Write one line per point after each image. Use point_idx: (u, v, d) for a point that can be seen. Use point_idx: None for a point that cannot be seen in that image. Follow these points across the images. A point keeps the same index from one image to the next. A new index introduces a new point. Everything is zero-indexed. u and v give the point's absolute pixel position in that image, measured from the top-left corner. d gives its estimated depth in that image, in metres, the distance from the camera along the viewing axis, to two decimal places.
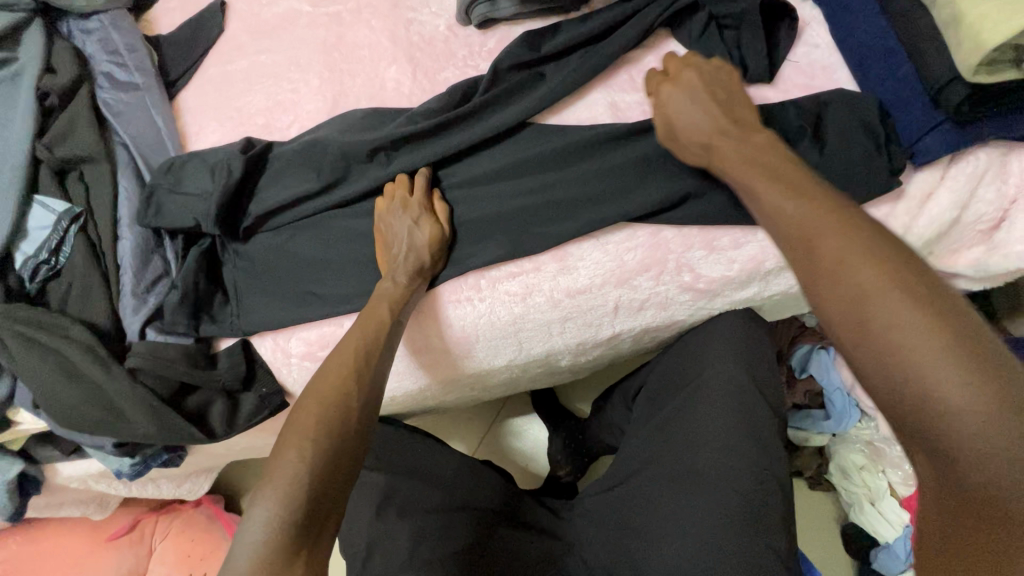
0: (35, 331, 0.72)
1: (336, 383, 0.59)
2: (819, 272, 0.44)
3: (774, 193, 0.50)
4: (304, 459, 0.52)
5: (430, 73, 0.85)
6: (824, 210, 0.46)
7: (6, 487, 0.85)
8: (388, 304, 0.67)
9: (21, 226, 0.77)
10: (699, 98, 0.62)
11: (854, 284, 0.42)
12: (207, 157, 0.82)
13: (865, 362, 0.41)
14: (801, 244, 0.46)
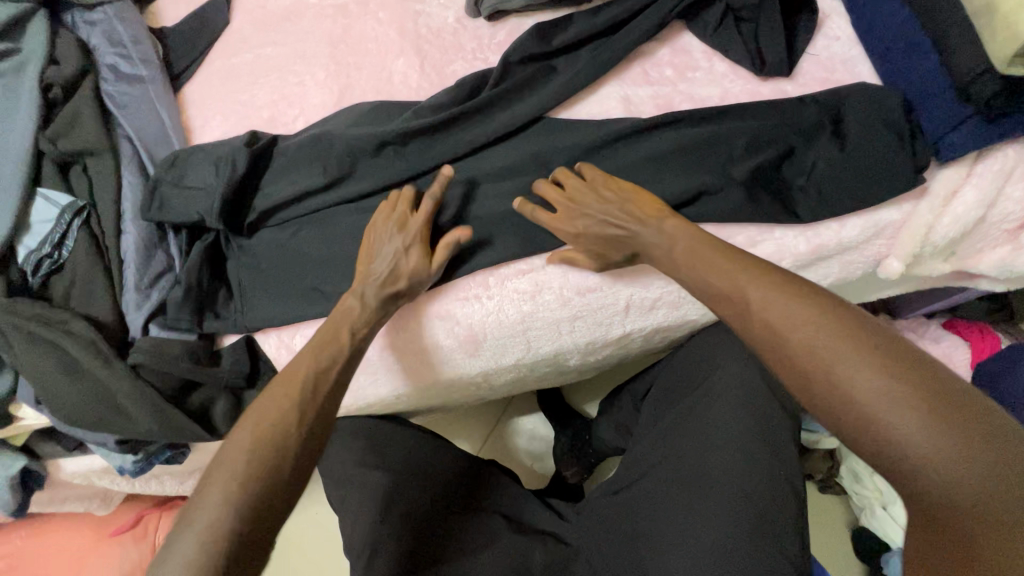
0: (37, 326, 0.71)
1: (274, 416, 0.57)
2: (746, 319, 0.51)
3: (709, 262, 0.56)
4: (226, 500, 0.51)
5: (439, 66, 0.84)
6: (736, 266, 0.55)
7: (10, 482, 0.84)
8: (350, 325, 0.64)
9: (24, 220, 0.77)
10: (603, 223, 0.63)
11: (791, 340, 0.48)
12: (210, 150, 0.80)
13: (800, 386, 0.47)
14: (738, 308, 0.53)
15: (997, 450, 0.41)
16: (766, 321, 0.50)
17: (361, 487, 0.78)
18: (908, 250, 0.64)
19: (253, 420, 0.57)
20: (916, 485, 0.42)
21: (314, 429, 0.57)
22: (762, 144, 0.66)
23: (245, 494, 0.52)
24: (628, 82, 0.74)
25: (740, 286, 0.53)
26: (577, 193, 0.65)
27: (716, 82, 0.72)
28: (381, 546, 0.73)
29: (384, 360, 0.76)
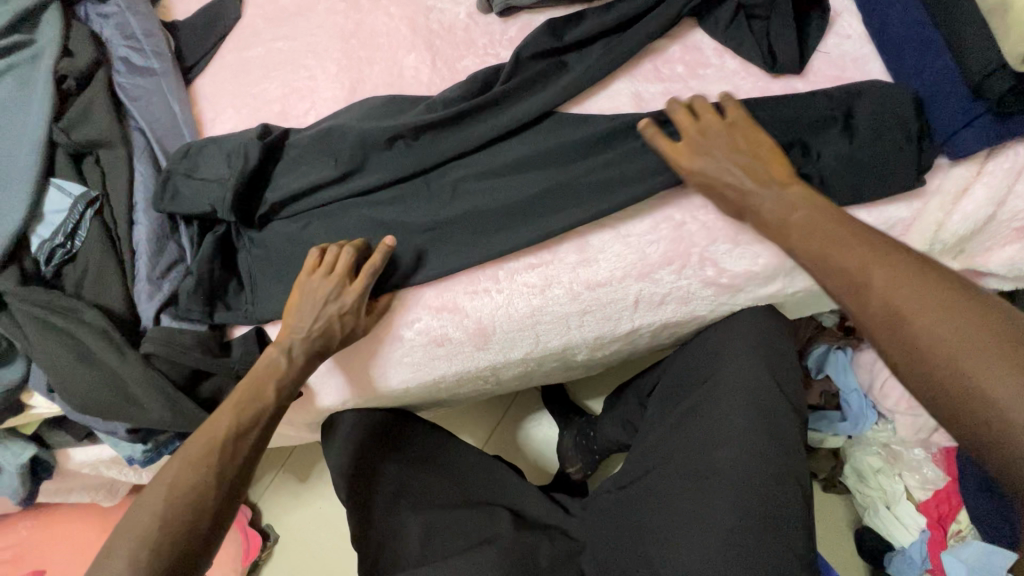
0: (50, 315, 0.71)
1: (192, 473, 0.59)
2: (864, 303, 0.50)
3: (831, 236, 0.55)
4: (139, 556, 0.55)
5: (450, 61, 0.84)
6: (865, 247, 0.53)
7: (19, 470, 0.84)
8: (276, 379, 0.67)
9: (38, 209, 0.77)
10: (725, 167, 0.62)
11: (918, 335, 0.46)
12: (224, 143, 0.81)
13: (918, 378, 0.46)
14: (859, 295, 0.51)
15: None
16: (890, 308, 0.48)
17: (367, 479, 0.79)
18: (917, 248, 0.65)
19: (166, 480, 0.59)
20: None
21: (232, 487, 0.61)
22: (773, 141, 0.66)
23: (158, 555, 0.55)
24: (639, 78, 0.75)
25: (863, 273, 0.51)
26: (711, 131, 0.64)
27: (727, 79, 0.73)
28: (388, 535, 0.76)
29: (392, 353, 0.76)
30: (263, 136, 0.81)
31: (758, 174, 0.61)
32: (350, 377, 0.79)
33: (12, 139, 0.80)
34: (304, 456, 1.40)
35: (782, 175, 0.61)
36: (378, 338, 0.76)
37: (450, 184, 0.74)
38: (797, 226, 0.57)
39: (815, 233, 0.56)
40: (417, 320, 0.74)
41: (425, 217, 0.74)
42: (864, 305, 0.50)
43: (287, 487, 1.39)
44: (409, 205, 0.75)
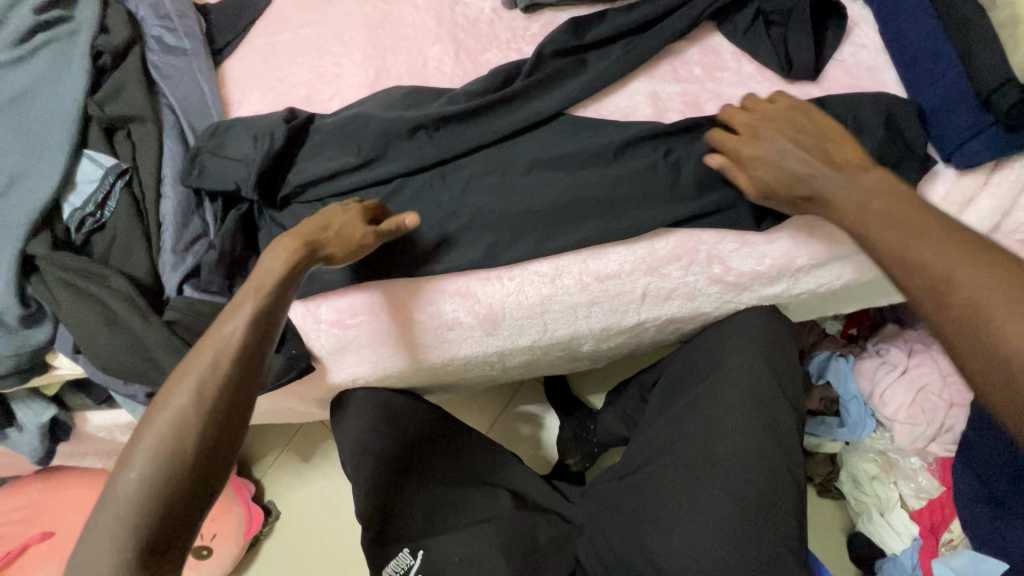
0: (79, 279, 0.74)
1: (217, 354, 0.54)
2: (954, 317, 0.46)
3: (916, 231, 0.51)
4: (173, 434, 0.50)
5: (473, 54, 0.87)
6: (953, 244, 0.48)
7: (38, 430, 0.88)
8: (262, 294, 0.59)
9: (70, 179, 0.80)
10: (787, 149, 0.62)
11: (1001, 335, 0.42)
12: (253, 123, 0.83)
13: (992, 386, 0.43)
14: (942, 295, 0.47)
15: None
16: (967, 309, 0.45)
17: (371, 455, 0.80)
18: None
19: (191, 362, 0.54)
20: None
21: (254, 365, 0.56)
22: None
23: (156, 495, 0.48)
24: (656, 79, 0.76)
25: (950, 268, 0.47)
26: (768, 118, 0.66)
27: (744, 82, 0.74)
28: (393, 508, 0.78)
29: (415, 330, 0.79)
30: (289, 119, 0.83)
31: (824, 155, 0.61)
32: (362, 356, 0.82)
33: (47, 110, 0.82)
34: (308, 436, 1.43)
35: (851, 155, 0.60)
36: (411, 304, 0.77)
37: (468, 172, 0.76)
38: (875, 216, 0.55)
39: (898, 223, 0.53)
40: (431, 304, 0.77)
41: (442, 204, 0.76)
42: (941, 303, 0.47)
43: (291, 465, 1.42)
44: (428, 192, 0.77)
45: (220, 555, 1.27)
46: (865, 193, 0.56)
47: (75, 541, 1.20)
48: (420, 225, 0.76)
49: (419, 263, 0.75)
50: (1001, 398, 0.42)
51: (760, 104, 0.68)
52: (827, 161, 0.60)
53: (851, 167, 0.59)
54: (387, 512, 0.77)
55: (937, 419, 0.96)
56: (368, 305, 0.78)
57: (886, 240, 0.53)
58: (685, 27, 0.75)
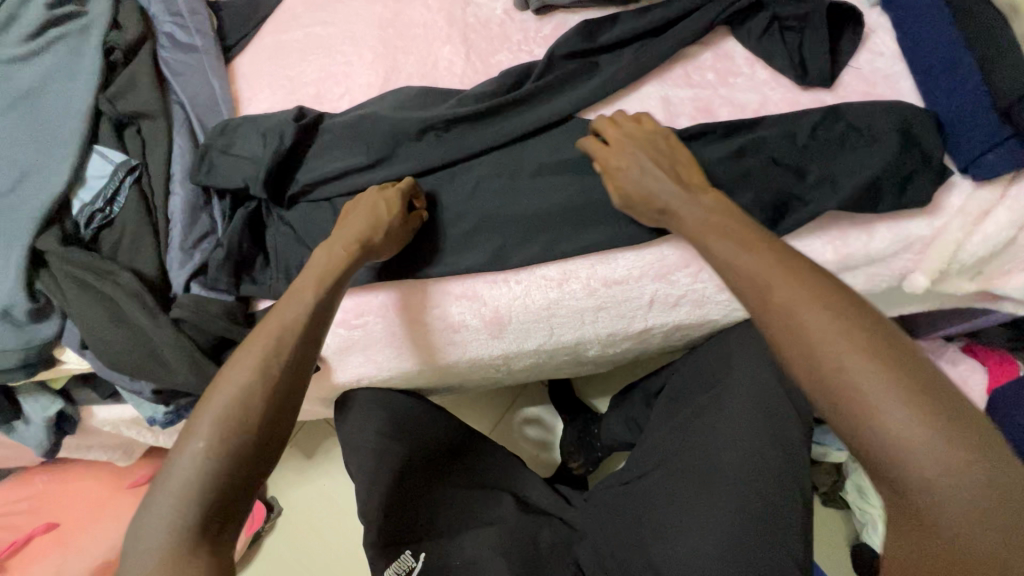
0: (87, 274, 0.74)
1: (279, 331, 0.57)
2: (768, 312, 0.49)
3: (738, 239, 0.54)
4: (239, 402, 0.53)
5: (483, 55, 0.86)
6: (766, 252, 0.52)
7: (45, 423, 0.88)
8: (320, 284, 0.62)
9: (80, 174, 0.80)
10: (648, 166, 0.64)
11: (806, 327, 0.47)
12: (263, 122, 0.83)
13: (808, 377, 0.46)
14: (763, 296, 0.50)
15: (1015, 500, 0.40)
16: (783, 313, 0.48)
17: (375, 455, 0.79)
18: (934, 266, 0.65)
19: (258, 338, 0.57)
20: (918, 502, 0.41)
21: (312, 346, 0.59)
22: (798, 153, 0.67)
23: (217, 468, 0.50)
24: (668, 83, 0.76)
25: (761, 275, 0.51)
26: (633, 135, 0.67)
27: (757, 88, 0.73)
28: (394, 509, 0.77)
29: (417, 334, 0.79)
30: (298, 118, 0.83)
31: (677, 176, 0.63)
32: (368, 357, 0.82)
33: (58, 105, 0.83)
34: (311, 434, 1.44)
35: (697, 180, 0.63)
36: (416, 307, 0.77)
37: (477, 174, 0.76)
38: (708, 227, 0.57)
39: (728, 232, 0.56)
40: (437, 306, 0.77)
41: (450, 206, 0.76)
42: (763, 309, 0.50)
43: (293, 462, 1.42)
44: (436, 194, 0.76)
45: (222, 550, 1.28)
46: (706, 211, 0.59)
47: (79, 532, 1.21)
48: (427, 227, 0.76)
49: (426, 267, 0.75)
50: (812, 386, 0.45)
51: (628, 122, 0.69)
52: (679, 182, 0.63)
53: (695, 186, 0.62)
54: (388, 512, 0.76)
55: None
56: (375, 306, 0.77)
57: (715, 250, 0.55)
58: (698, 31, 0.74)
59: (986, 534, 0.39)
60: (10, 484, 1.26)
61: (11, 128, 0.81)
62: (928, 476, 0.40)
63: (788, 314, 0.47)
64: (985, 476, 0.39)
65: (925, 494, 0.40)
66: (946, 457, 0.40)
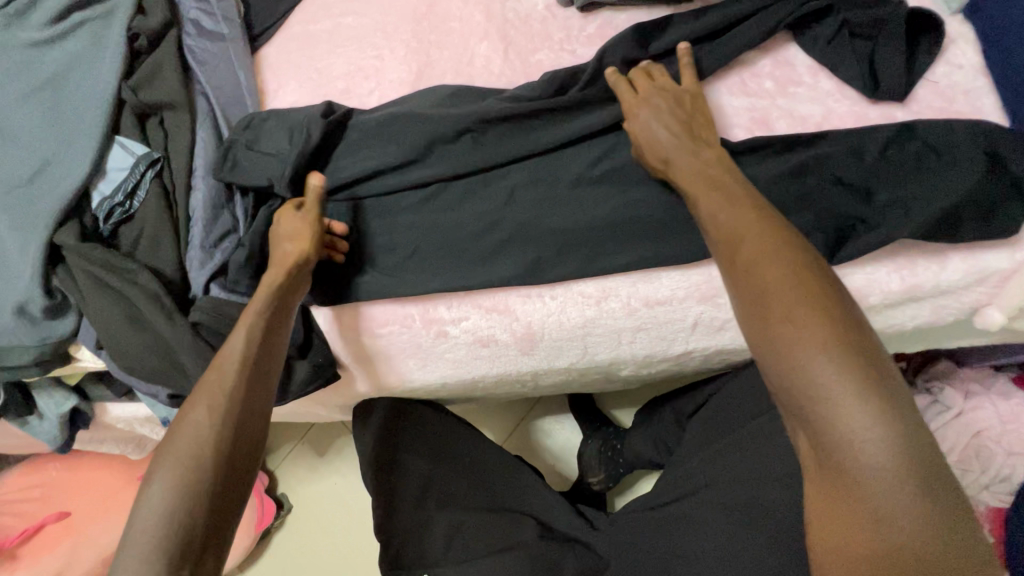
0: (105, 272, 0.71)
1: (229, 367, 0.59)
2: (735, 264, 0.50)
3: (716, 195, 0.54)
4: (198, 443, 0.54)
5: (523, 54, 0.81)
6: (744, 207, 0.53)
7: (58, 419, 0.86)
8: (258, 311, 0.63)
9: (100, 166, 0.77)
10: (661, 112, 0.62)
11: (766, 278, 0.47)
12: (292, 115, 0.80)
13: (755, 324, 0.47)
14: (729, 248, 0.51)
15: (931, 472, 0.40)
16: (747, 263, 0.49)
17: (396, 472, 0.81)
18: (1013, 302, 0.61)
19: (209, 379, 0.58)
20: (837, 457, 0.41)
21: (262, 374, 0.61)
22: (864, 172, 0.62)
23: (180, 508, 0.51)
24: (723, 89, 0.70)
25: (731, 228, 0.52)
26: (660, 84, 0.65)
27: (820, 100, 0.68)
28: (412, 532, 0.76)
29: (435, 348, 0.75)
30: (325, 113, 0.79)
31: (688, 128, 0.62)
32: (390, 367, 0.78)
33: (79, 93, 0.79)
34: (324, 432, 1.41)
35: (709, 137, 0.62)
36: (442, 317, 0.73)
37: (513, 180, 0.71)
38: (700, 178, 0.57)
39: (712, 185, 0.56)
40: (465, 319, 0.73)
41: (484, 213, 0.71)
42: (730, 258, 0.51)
43: (304, 460, 1.40)
44: (469, 201, 0.72)
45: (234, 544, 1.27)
46: (703, 164, 0.58)
47: (90, 524, 1.20)
48: (461, 236, 0.72)
49: (456, 277, 0.71)
50: (756, 335, 0.47)
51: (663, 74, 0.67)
52: (689, 135, 0.61)
53: (700, 140, 0.61)
54: (405, 536, 0.76)
55: (994, 467, 0.91)
56: (400, 315, 0.74)
57: (700, 201, 0.55)
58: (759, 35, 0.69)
59: (897, 490, 0.40)
60: (21, 471, 1.25)
61: (30, 116, 0.78)
62: (850, 434, 0.41)
63: (749, 266, 0.49)
64: (901, 431, 0.41)
65: (840, 446, 0.41)
66: (861, 407, 0.41)
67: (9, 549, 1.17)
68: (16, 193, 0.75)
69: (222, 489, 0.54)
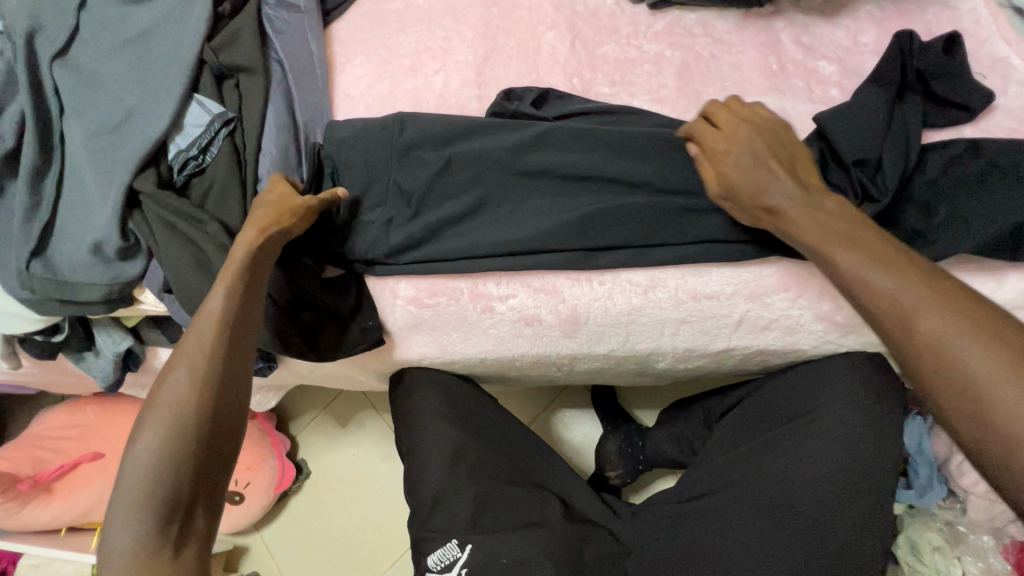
0: (178, 220, 0.76)
1: (210, 333, 0.58)
2: (929, 356, 0.51)
3: (869, 257, 0.56)
4: (183, 408, 0.55)
5: (589, 45, 0.83)
6: (918, 281, 0.54)
7: (113, 358, 0.90)
8: (236, 273, 0.61)
9: (178, 120, 0.81)
10: (764, 154, 0.62)
11: (984, 387, 0.48)
12: (375, 162, 0.77)
13: (967, 422, 0.49)
14: (905, 325, 0.53)
15: None
16: (935, 351, 0.51)
17: (431, 439, 0.82)
18: None
19: (188, 346, 0.58)
20: None
21: (240, 341, 0.60)
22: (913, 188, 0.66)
23: (167, 476, 0.53)
24: (788, 95, 0.75)
25: (889, 301, 0.54)
26: (751, 121, 0.65)
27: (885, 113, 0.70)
28: (443, 497, 0.79)
29: (481, 322, 0.77)
30: (416, 152, 0.77)
31: (800, 172, 0.62)
32: (434, 337, 0.80)
33: (166, 50, 0.83)
34: (347, 403, 1.43)
35: (816, 182, 0.63)
36: (491, 294, 0.75)
37: (563, 177, 0.74)
38: (836, 238, 0.58)
39: (858, 245, 0.57)
40: (513, 296, 0.75)
41: (546, 203, 0.74)
42: (906, 335, 0.53)
43: (325, 428, 1.43)
44: (539, 217, 0.73)
45: (251, 501, 1.29)
46: (831, 216, 0.60)
47: None
48: (522, 224, 0.73)
49: (509, 257, 0.73)
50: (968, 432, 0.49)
51: (744, 106, 0.66)
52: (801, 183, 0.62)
53: (815, 186, 0.62)
54: (437, 503, 0.79)
55: None
56: (448, 288, 0.76)
57: (846, 267, 0.57)
58: (865, 99, 0.68)
59: None
60: (65, 410, 1.32)
61: (120, 69, 0.82)
62: None
63: (965, 371, 0.49)
64: None
65: None
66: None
67: (46, 483, 1.21)
68: (100, 140, 0.79)
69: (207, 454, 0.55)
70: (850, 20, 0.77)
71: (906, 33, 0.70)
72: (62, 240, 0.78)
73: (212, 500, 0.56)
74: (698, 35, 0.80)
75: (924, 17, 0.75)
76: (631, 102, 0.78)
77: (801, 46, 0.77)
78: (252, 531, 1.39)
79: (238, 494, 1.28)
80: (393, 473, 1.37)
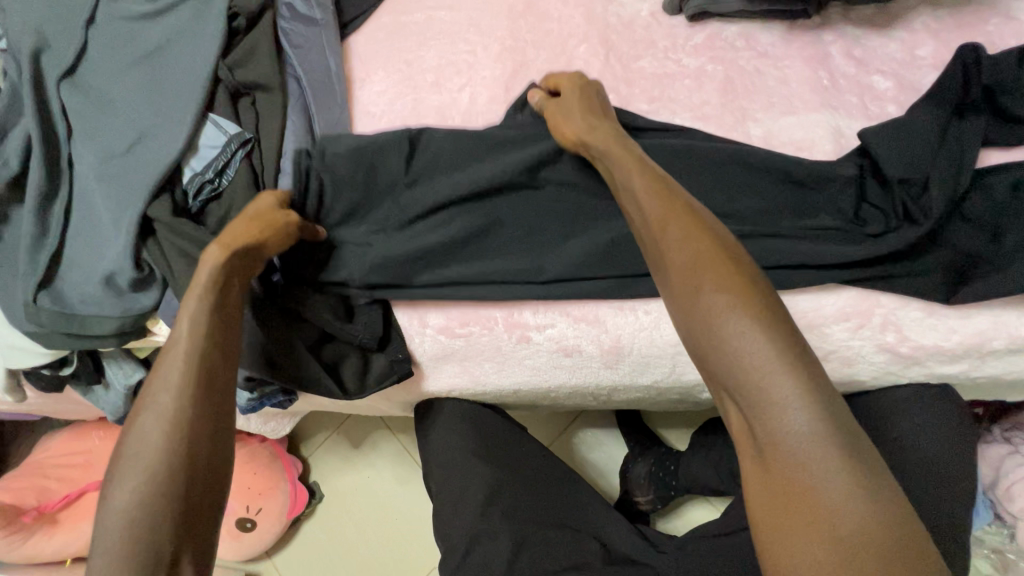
0: (196, 250, 0.71)
1: (182, 367, 0.53)
2: (663, 259, 0.53)
3: (640, 174, 0.58)
4: (157, 452, 0.49)
5: (625, 59, 0.79)
6: (666, 196, 0.55)
7: (123, 391, 0.85)
8: (208, 295, 0.57)
9: (193, 142, 0.76)
10: (595, 101, 0.69)
11: (705, 292, 0.48)
12: (380, 185, 0.73)
13: (698, 329, 0.49)
14: (657, 227, 0.54)
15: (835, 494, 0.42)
16: (668, 252, 0.52)
17: (463, 477, 0.79)
18: None
19: (158, 384, 0.52)
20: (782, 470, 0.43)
21: (219, 371, 0.54)
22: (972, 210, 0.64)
23: (142, 528, 0.47)
24: (841, 112, 0.71)
25: (650, 208, 0.55)
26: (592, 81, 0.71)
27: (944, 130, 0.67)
28: (477, 541, 0.75)
29: (517, 353, 0.73)
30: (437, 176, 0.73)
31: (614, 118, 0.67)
32: (464, 368, 0.76)
33: (178, 67, 0.79)
34: (361, 424, 1.39)
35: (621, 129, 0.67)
36: (529, 324, 0.71)
37: (574, 202, 0.72)
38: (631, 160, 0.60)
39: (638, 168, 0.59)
40: (552, 326, 0.71)
41: (583, 227, 0.71)
42: (655, 237, 0.54)
43: (338, 450, 1.38)
44: (577, 245, 0.70)
45: (263, 529, 1.24)
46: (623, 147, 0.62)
47: None
48: (560, 251, 0.70)
49: (543, 285, 0.70)
50: (697, 339, 0.49)
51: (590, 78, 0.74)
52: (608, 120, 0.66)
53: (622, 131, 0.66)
54: (471, 544, 0.75)
55: None
56: (481, 316, 0.72)
57: (629, 182, 0.58)
58: (921, 117, 0.65)
59: (832, 482, 0.42)
60: (69, 436, 1.26)
61: (130, 88, 0.78)
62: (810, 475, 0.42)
63: (693, 280, 0.49)
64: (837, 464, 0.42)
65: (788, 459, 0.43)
66: (790, 388, 0.44)
67: (51, 514, 1.16)
68: (111, 164, 0.75)
69: (189, 501, 0.49)
70: (904, 32, 0.74)
71: (972, 46, 0.67)
72: (71, 269, 0.74)
73: (204, 552, 0.49)
74: (741, 49, 0.76)
75: (983, 29, 0.72)
76: (673, 119, 0.74)
77: (853, 59, 0.73)
78: (264, 558, 1.34)
79: (251, 521, 1.23)
80: (410, 497, 1.33)
